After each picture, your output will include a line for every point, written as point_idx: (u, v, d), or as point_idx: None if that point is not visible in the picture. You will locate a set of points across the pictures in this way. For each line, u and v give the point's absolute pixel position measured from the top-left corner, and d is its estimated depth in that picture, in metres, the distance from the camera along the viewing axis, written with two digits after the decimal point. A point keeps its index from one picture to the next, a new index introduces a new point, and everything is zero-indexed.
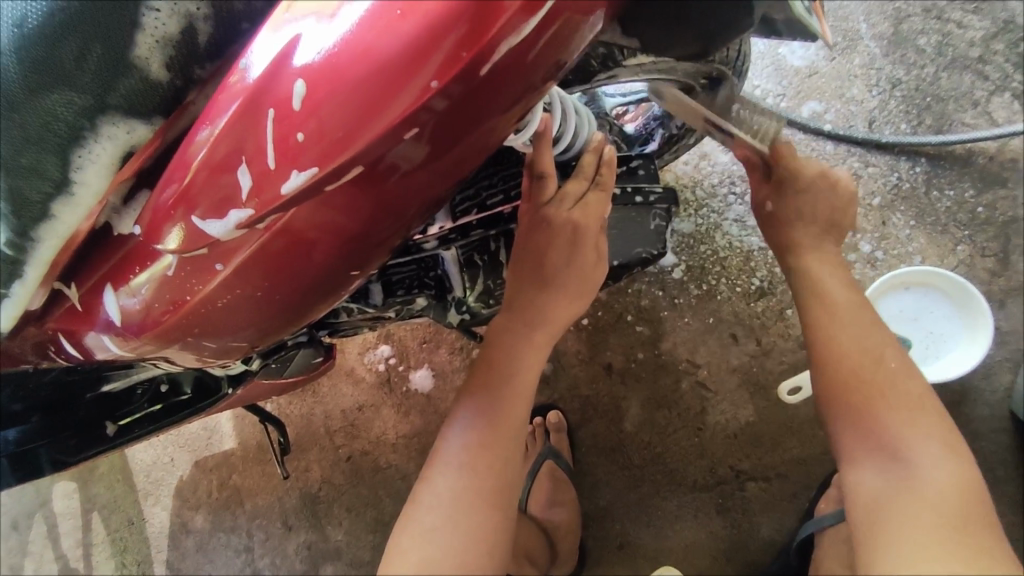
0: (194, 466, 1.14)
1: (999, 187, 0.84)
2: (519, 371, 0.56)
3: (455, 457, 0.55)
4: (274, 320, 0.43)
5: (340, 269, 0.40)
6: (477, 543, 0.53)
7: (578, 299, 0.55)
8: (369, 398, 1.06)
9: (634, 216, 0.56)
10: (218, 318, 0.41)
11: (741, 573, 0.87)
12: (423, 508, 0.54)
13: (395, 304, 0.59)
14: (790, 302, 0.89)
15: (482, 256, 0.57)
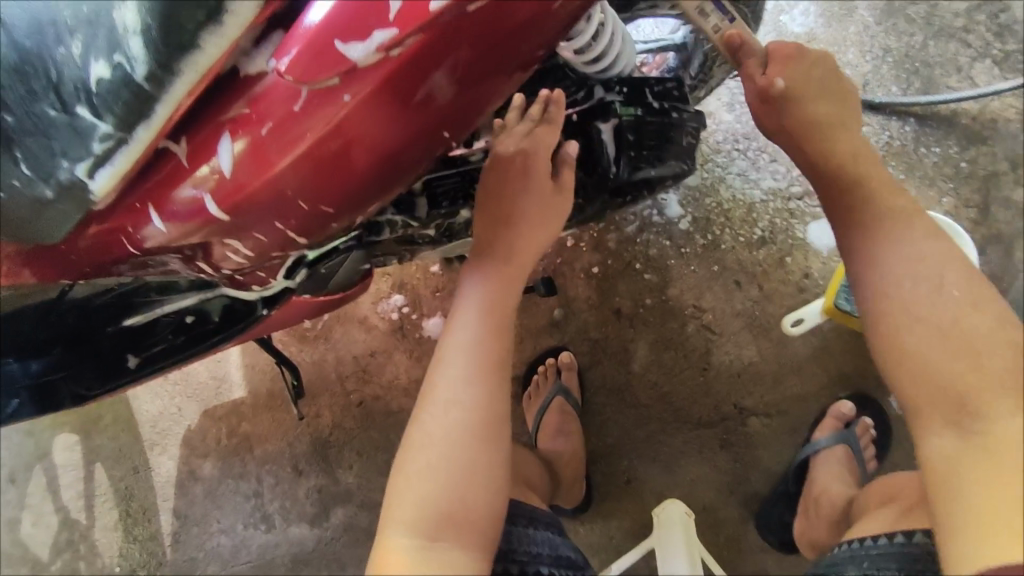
0: (203, 414, 1.15)
1: (981, 144, 0.91)
2: (495, 302, 0.62)
3: (444, 397, 0.58)
4: (366, 183, 0.44)
5: (434, 129, 0.42)
6: (469, 474, 0.56)
7: (546, 225, 0.61)
8: (381, 345, 1.08)
9: (671, 130, 0.58)
10: (323, 171, 0.41)
11: (743, 503, 0.92)
12: (417, 449, 0.57)
13: (440, 217, 0.62)
14: (789, 250, 0.95)
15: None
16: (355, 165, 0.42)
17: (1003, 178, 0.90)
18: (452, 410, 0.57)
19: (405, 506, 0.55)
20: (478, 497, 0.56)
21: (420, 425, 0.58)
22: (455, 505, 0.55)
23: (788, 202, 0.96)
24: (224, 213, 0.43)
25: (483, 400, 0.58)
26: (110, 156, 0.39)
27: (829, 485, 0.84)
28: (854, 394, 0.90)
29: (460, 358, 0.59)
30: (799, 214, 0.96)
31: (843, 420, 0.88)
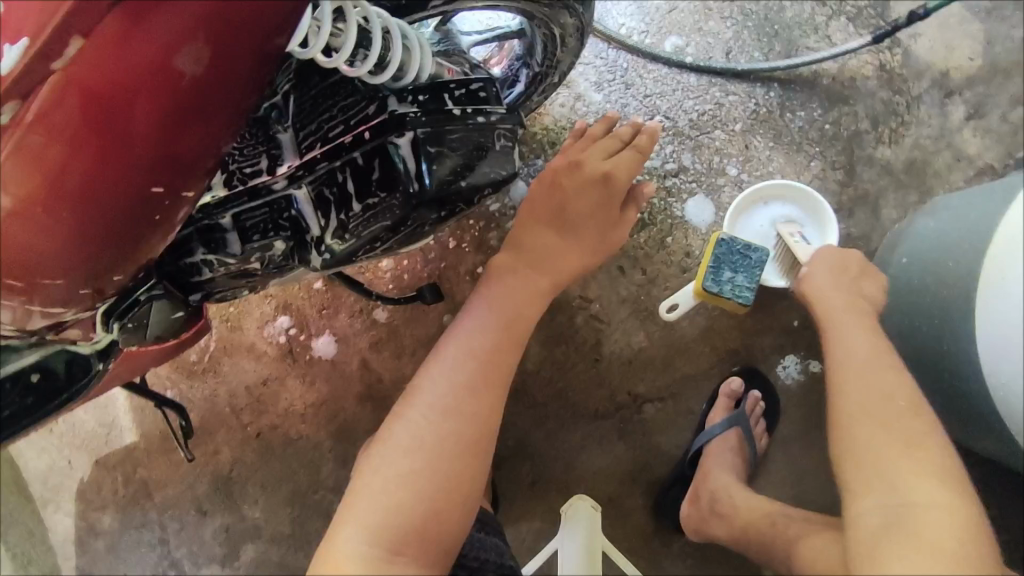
0: (96, 465, 1.08)
1: (843, 104, 0.90)
2: (518, 318, 0.77)
3: (437, 406, 0.69)
4: (92, 247, 0.45)
5: (139, 188, 0.43)
6: (446, 485, 0.66)
7: (591, 233, 0.81)
8: (273, 371, 1.04)
9: (479, 138, 0.54)
10: (14, 248, 0.41)
11: (647, 491, 0.91)
12: (404, 449, 0.66)
13: (255, 251, 0.58)
14: (669, 229, 0.93)
15: (331, 189, 0.54)
16: (81, 177, 0.40)
17: (867, 136, 0.89)
18: (450, 414, 0.69)
19: (376, 510, 0.63)
20: (449, 509, 0.65)
21: (409, 427, 0.68)
22: (427, 515, 0.64)
23: (664, 180, 0.94)
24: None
25: (482, 419, 0.70)
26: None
27: (724, 471, 0.83)
28: (744, 370, 0.89)
29: (458, 364, 0.72)
30: (675, 191, 0.94)
31: (733, 398, 0.87)
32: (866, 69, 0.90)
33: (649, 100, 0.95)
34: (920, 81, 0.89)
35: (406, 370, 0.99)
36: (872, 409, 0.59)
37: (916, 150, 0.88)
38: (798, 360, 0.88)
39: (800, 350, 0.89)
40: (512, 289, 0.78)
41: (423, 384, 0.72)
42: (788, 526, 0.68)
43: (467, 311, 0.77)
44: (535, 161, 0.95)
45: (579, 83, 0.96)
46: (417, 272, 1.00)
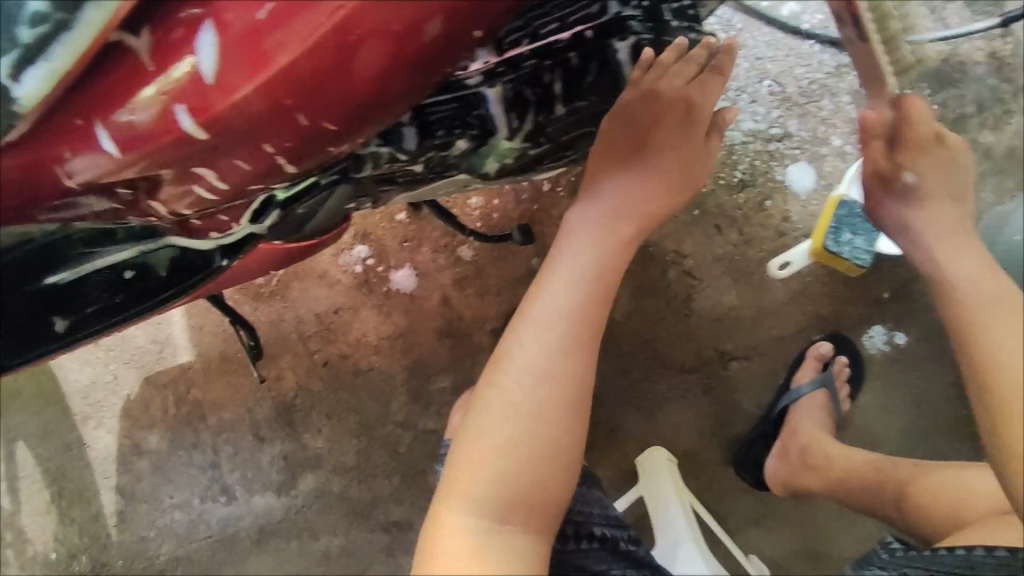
0: (144, 382, 1.04)
1: (952, 86, 0.92)
2: (604, 269, 0.62)
3: (528, 369, 0.59)
4: (384, 94, 0.36)
5: (469, 25, 0.34)
6: (549, 456, 0.58)
7: (677, 181, 0.63)
8: (345, 300, 1.00)
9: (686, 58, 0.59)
10: (330, 73, 0.34)
11: (725, 447, 0.94)
12: (499, 421, 0.58)
13: (432, 148, 0.54)
14: (769, 193, 0.94)
15: (534, 90, 0.54)
16: (335, 84, 0.34)
17: (973, 120, 0.91)
18: (543, 382, 0.58)
19: (478, 483, 0.56)
20: (553, 481, 0.58)
21: (501, 395, 0.58)
22: (532, 487, 0.57)
23: (767, 144, 0.94)
24: (202, 134, 0.35)
25: (578, 384, 0.59)
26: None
27: (811, 427, 0.89)
28: (832, 335, 0.92)
29: (549, 318, 0.60)
30: (779, 156, 0.94)
31: (821, 361, 0.91)
32: (978, 55, 0.92)
33: (759, 63, 0.95)
34: None
35: (488, 310, 0.98)
36: None
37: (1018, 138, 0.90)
38: (886, 331, 0.91)
39: (886, 321, 0.92)
40: (595, 240, 0.62)
41: (508, 349, 0.60)
42: (896, 471, 0.81)
43: (549, 264, 0.62)
44: None
45: None
46: (507, 212, 0.98)
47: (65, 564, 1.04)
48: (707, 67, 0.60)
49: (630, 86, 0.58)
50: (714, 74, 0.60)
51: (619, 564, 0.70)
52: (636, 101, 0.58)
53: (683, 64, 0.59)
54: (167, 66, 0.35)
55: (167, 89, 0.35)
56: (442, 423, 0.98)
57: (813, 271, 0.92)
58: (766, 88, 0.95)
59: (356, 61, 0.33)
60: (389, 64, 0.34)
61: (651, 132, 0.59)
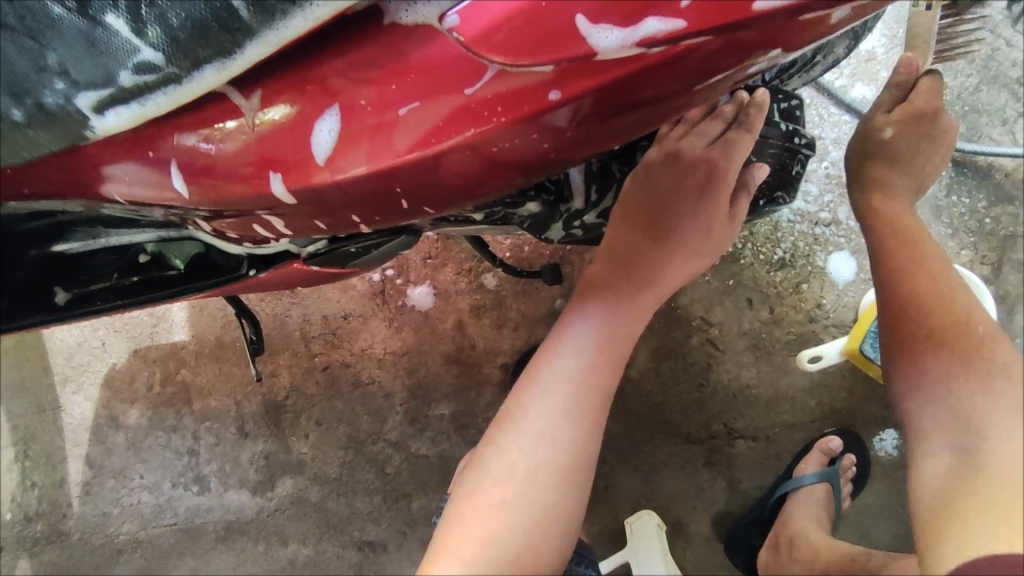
0: (132, 354, 0.99)
1: (1008, 203, 0.90)
2: (616, 334, 0.55)
3: (534, 430, 0.54)
4: (494, 188, 0.36)
5: (595, 149, 0.35)
6: (544, 520, 0.53)
7: (696, 255, 0.56)
8: (356, 307, 0.97)
9: (784, 156, 0.55)
10: (454, 173, 0.34)
11: (715, 524, 0.91)
12: (493, 480, 0.54)
13: (501, 205, 0.50)
14: (807, 276, 0.92)
15: (622, 167, 0.53)
16: (437, 180, 0.35)
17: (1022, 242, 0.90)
18: (542, 447, 0.53)
19: (467, 542, 0.53)
20: (547, 545, 0.54)
21: (500, 455, 0.54)
22: (524, 553, 0.52)
23: (814, 227, 0.92)
24: (295, 199, 0.36)
25: (580, 450, 0.54)
26: (145, 93, 0.32)
27: (806, 520, 0.85)
28: (840, 430, 0.90)
29: (564, 378, 0.55)
30: (823, 241, 0.92)
31: (828, 456, 0.88)
32: None
33: (820, 143, 0.93)
34: None
35: (502, 344, 0.95)
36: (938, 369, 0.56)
37: None
38: (896, 436, 0.90)
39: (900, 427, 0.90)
40: (610, 305, 0.55)
41: (515, 405, 0.56)
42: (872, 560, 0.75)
43: (563, 322, 0.57)
44: None
45: None
46: (539, 247, 0.94)
47: (19, 526, 0.99)
48: (734, 125, 0.49)
49: (656, 144, 0.51)
50: (743, 130, 0.49)
51: None
52: (657, 162, 0.50)
53: (709, 120, 0.50)
54: (280, 126, 0.34)
55: (265, 139, 0.34)
56: (434, 449, 0.95)
57: (839, 363, 0.90)
58: (823, 169, 0.93)
59: (463, 170, 0.34)
60: (502, 176, 0.35)
61: (668, 202, 0.51)
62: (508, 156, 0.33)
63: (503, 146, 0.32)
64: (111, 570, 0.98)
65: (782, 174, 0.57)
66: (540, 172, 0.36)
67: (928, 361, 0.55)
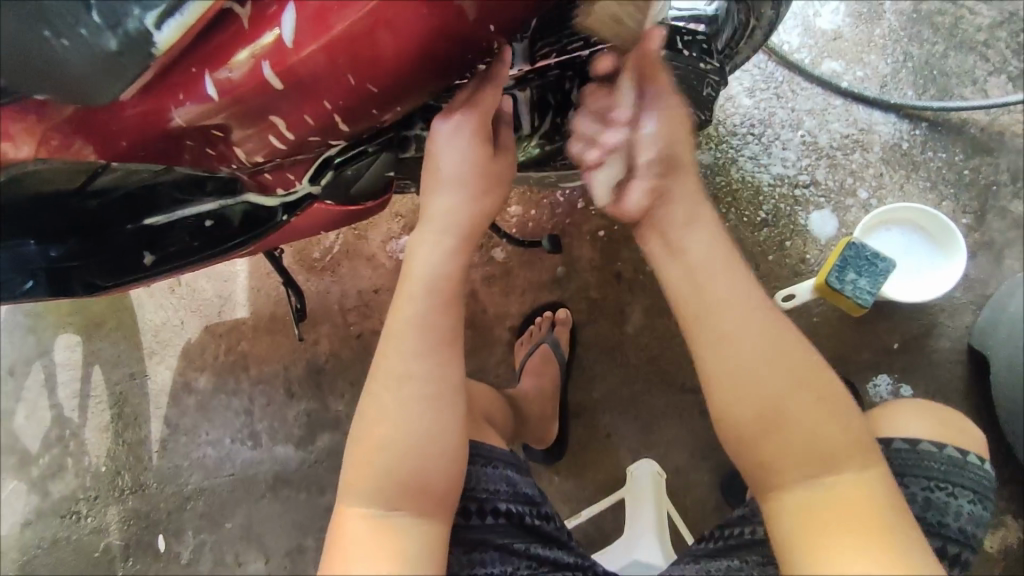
0: (204, 330, 1.18)
1: (985, 154, 0.94)
2: (450, 271, 0.61)
3: (396, 369, 0.58)
4: (419, 66, 0.47)
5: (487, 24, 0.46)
6: (425, 443, 0.57)
7: (483, 195, 0.64)
8: (386, 282, 1.13)
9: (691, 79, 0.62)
10: (383, 45, 0.45)
11: (713, 469, 0.96)
12: (375, 420, 0.57)
13: None
14: (790, 233, 0.98)
15: (555, 95, 0.63)
16: (375, 56, 0.46)
17: (1002, 190, 0.93)
18: (408, 380, 0.58)
19: (360, 477, 0.57)
20: (436, 464, 0.57)
21: (375, 398, 0.58)
22: (413, 478, 0.56)
23: (794, 189, 1.00)
24: (280, 82, 0.49)
25: (435, 364, 0.59)
26: (183, 5, 0.46)
27: None
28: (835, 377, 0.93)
29: (419, 319, 0.59)
30: (804, 201, 0.99)
31: None
32: (1017, 127, 0.94)
33: (795, 113, 1.01)
34: None
35: (510, 308, 1.06)
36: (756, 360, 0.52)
37: None
38: (890, 380, 0.91)
39: (893, 370, 0.92)
40: (437, 248, 0.61)
41: (380, 356, 0.59)
42: None
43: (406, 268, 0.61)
44: None
45: (733, 85, 1.03)
46: (541, 222, 1.07)
47: (110, 477, 1.18)
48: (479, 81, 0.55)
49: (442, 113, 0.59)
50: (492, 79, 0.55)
51: (524, 539, 0.68)
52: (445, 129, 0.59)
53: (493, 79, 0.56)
54: (259, 35, 0.47)
55: (254, 37, 0.48)
56: None
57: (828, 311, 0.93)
58: (799, 137, 1.00)
59: (390, 44, 0.45)
60: (421, 48, 0.46)
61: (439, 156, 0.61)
62: (416, 29, 0.45)
63: (405, 18, 0.44)
64: (180, 516, 1.14)
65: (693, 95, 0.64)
66: (453, 46, 0.46)
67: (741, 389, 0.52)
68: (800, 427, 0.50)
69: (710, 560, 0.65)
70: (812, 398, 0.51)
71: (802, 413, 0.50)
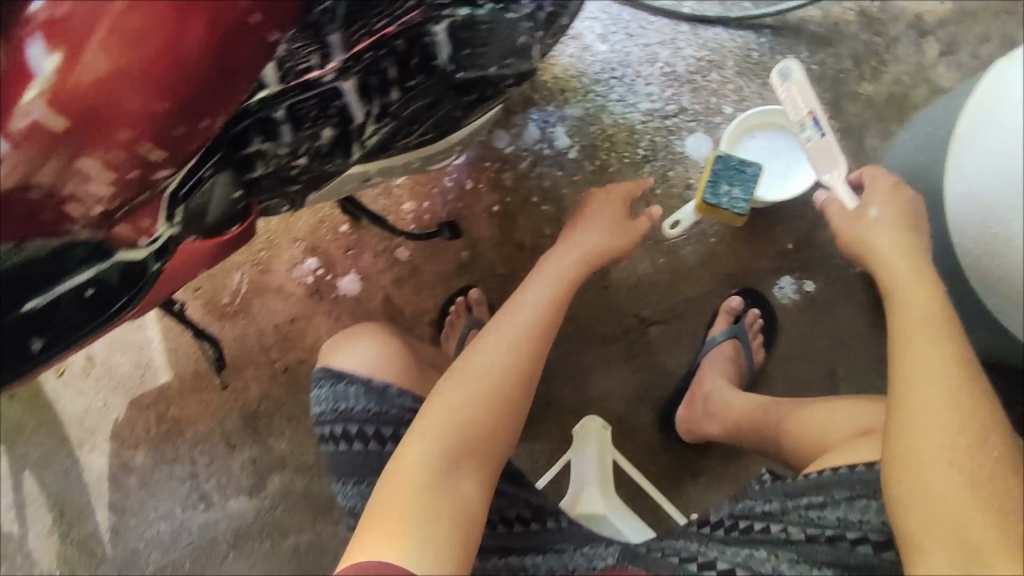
0: (130, 405, 1.14)
1: (828, 46, 0.98)
2: (548, 298, 0.80)
3: (495, 356, 0.73)
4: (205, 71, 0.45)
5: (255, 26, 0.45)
6: (496, 418, 0.69)
7: (611, 235, 0.85)
8: (300, 310, 1.11)
9: (505, 26, 0.61)
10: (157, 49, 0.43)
11: (654, 407, 0.98)
12: (467, 382, 0.70)
13: (304, 138, 0.63)
14: (670, 164, 1.01)
15: (376, 76, 0.61)
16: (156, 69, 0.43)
17: (849, 77, 0.97)
18: (499, 366, 0.72)
19: (437, 428, 0.65)
20: (494, 437, 0.68)
21: (472, 364, 0.72)
22: (483, 442, 0.67)
23: (665, 120, 1.01)
24: (60, 124, 0.43)
25: (525, 348, 0.75)
26: None
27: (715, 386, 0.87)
28: (744, 291, 0.96)
29: (525, 326, 0.77)
30: (676, 130, 1.01)
31: (733, 315, 0.95)
32: (849, 14, 0.98)
33: (649, 49, 1.03)
34: (898, 24, 0.96)
35: (426, 303, 1.06)
36: (940, 363, 0.58)
37: (896, 86, 0.96)
38: (793, 281, 0.95)
39: (793, 271, 0.96)
40: (538, 285, 0.81)
41: (478, 346, 0.74)
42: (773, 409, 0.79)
43: (518, 295, 0.81)
44: (546, 106, 1.05)
45: (585, 36, 1.05)
46: (436, 211, 1.07)
47: None
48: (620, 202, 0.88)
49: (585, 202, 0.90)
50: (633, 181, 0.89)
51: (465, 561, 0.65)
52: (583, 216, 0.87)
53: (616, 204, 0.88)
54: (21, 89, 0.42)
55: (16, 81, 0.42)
56: None
57: (719, 233, 0.97)
58: (658, 70, 1.02)
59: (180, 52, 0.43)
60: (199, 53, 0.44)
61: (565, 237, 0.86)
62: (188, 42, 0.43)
63: (186, 21, 0.43)
64: None
65: (510, 45, 0.63)
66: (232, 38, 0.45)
67: (933, 370, 0.57)
68: (950, 433, 0.54)
69: (729, 547, 0.63)
70: (943, 373, 0.57)
71: (940, 413, 0.55)
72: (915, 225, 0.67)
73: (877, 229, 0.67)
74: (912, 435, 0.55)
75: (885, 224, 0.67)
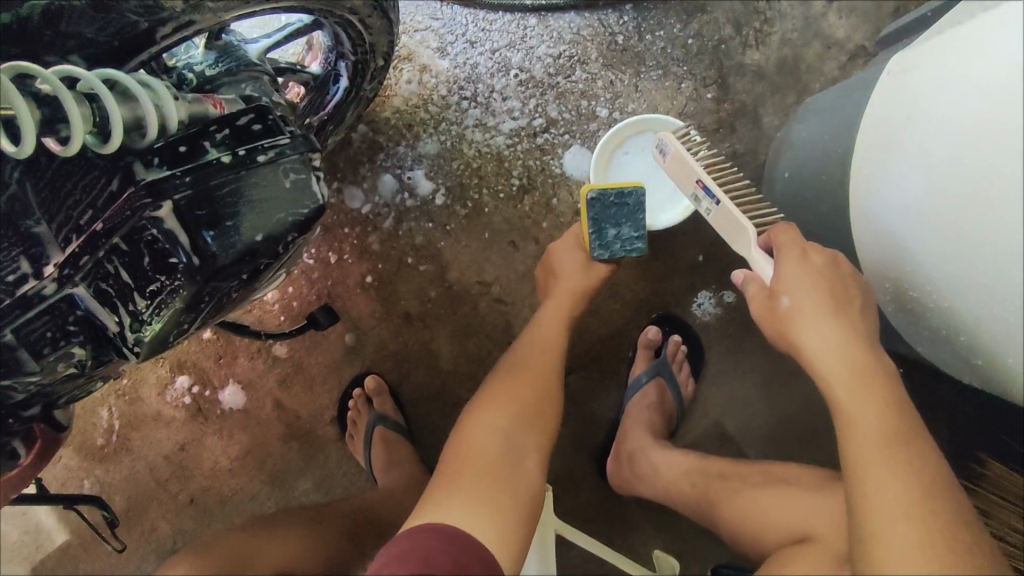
0: (32, 575, 1.01)
1: (701, 13, 0.85)
2: (548, 327, 0.76)
3: (507, 390, 0.69)
4: None
5: None
6: (522, 450, 0.64)
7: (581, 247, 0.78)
8: (186, 435, 0.97)
9: (258, 181, 0.47)
10: None
11: (594, 459, 0.88)
12: (489, 415, 0.66)
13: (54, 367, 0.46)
14: (552, 191, 0.87)
15: (108, 281, 0.46)
16: None
17: (731, 46, 0.84)
18: (515, 397, 0.68)
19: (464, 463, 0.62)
20: (524, 470, 0.63)
21: (487, 399, 0.69)
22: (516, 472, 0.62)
23: (535, 139, 0.87)
24: None
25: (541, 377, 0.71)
26: None
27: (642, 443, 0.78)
28: (660, 317, 0.87)
29: (527, 360, 0.73)
30: (549, 147, 0.87)
31: (652, 348, 0.85)
32: None
33: (497, 55, 0.87)
34: None
35: (321, 401, 0.94)
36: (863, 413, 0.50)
37: (785, 47, 0.84)
38: (710, 294, 0.86)
39: (710, 284, 0.86)
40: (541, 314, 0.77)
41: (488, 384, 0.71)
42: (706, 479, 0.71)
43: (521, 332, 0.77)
44: (396, 148, 0.88)
45: (420, 53, 0.88)
46: (304, 295, 0.91)
47: None
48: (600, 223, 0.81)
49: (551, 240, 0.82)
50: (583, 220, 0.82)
51: None
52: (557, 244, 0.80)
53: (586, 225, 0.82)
54: None
55: None
56: None
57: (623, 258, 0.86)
58: (513, 79, 0.87)
59: None
60: None
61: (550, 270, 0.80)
62: None
63: None
64: None
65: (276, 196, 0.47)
66: None
67: (872, 398, 0.50)
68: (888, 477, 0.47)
69: None
70: (871, 418, 0.50)
71: (875, 464, 0.48)
72: (842, 307, 0.55)
73: (809, 324, 0.54)
74: (859, 483, 0.48)
75: (813, 315, 0.54)
